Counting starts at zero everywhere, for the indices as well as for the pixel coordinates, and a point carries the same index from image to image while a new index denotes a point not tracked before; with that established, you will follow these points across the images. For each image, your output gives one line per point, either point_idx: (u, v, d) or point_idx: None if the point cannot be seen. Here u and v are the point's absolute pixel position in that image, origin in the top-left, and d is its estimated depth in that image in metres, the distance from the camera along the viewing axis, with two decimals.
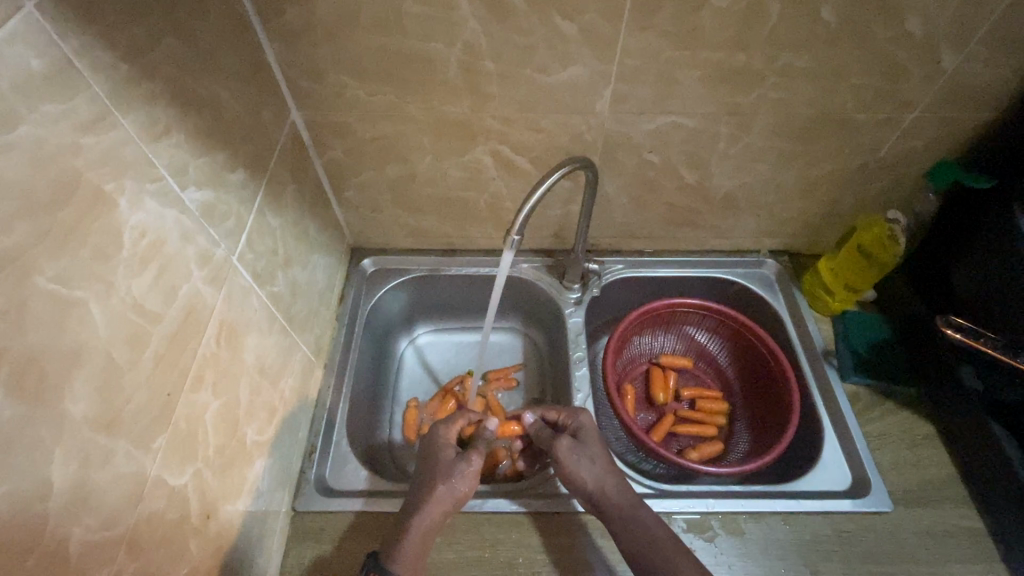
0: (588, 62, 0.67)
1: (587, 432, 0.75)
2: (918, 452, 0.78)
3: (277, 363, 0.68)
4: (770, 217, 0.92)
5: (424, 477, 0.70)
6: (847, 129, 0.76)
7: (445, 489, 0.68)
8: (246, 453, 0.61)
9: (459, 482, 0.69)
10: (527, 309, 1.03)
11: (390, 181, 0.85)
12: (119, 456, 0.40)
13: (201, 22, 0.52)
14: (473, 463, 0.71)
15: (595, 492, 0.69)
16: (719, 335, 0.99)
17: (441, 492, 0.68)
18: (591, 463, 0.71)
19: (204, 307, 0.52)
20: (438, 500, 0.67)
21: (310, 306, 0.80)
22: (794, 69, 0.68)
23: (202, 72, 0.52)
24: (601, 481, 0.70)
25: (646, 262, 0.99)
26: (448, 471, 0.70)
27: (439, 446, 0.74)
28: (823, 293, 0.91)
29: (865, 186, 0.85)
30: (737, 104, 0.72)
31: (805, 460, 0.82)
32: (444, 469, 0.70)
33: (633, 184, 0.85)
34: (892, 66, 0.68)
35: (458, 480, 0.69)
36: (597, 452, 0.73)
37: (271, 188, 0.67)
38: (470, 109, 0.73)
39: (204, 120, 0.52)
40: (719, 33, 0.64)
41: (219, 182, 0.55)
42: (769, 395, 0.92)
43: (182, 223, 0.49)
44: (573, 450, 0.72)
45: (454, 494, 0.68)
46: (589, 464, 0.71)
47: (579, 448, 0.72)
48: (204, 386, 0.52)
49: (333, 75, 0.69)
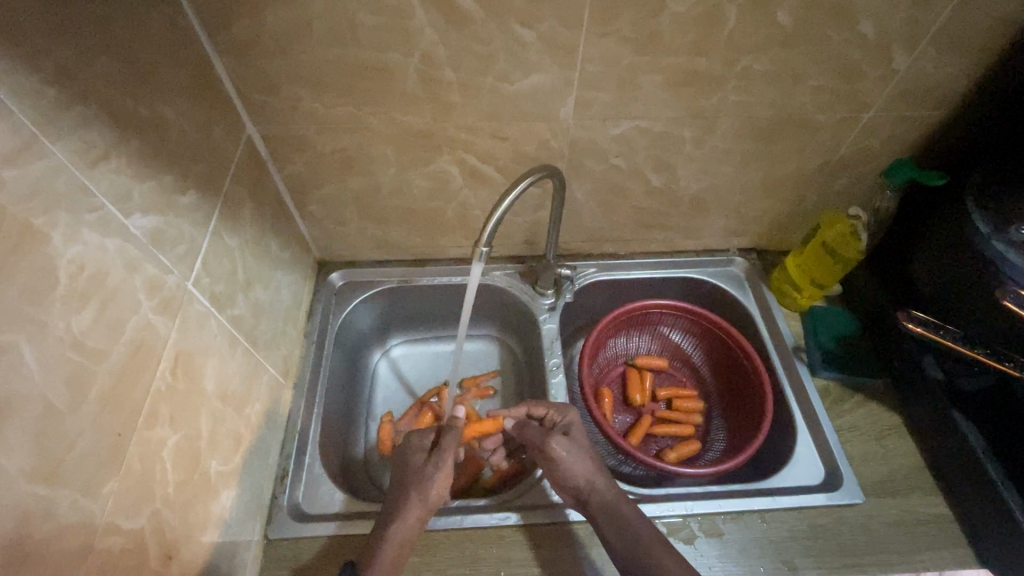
0: (550, 69, 0.66)
1: (575, 430, 0.75)
2: (886, 443, 0.80)
3: (241, 388, 0.66)
4: (737, 216, 0.93)
5: (401, 487, 0.69)
6: (808, 129, 0.77)
7: (418, 497, 0.67)
8: (211, 485, 0.58)
9: (433, 488, 0.68)
10: (502, 316, 1.02)
11: (355, 195, 0.83)
12: (62, 507, 0.38)
13: (139, 38, 0.49)
14: (443, 466, 0.70)
15: (581, 488, 0.70)
16: (693, 334, 1.00)
17: (414, 500, 0.67)
18: (576, 459, 0.71)
19: (156, 339, 0.49)
20: (410, 508, 0.66)
21: (276, 325, 0.77)
22: (754, 72, 0.69)
23: (144, 91, 0.50)
24: (587, 476, 0.70)
25: (618, 265, 0.99)
26: (422, 478, 0.69)
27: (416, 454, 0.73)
28: (791, 292, 0.93)
29: (827, 183, 0.87)
30: (700, 107, 0.73)
31: (779, 456, 0.84)
32: (416, 478, 0.69)
33: (601, 189, 0.85)
34: (848, 67, 0.69)
35: (432, 485, 0.68)
36: (582, 451, 0.73)
37: (227, 207, 0.65)
38: (433, 118, 0.71)
39: (148, 141, 0.50)
40: (678, 38, 0.64)
41: (168, 205, 0.52)
42: (743, 392, 0.93)
43: (127, 252, 0.46)
44: (560, 448, 0.72)
45: (427, 501, 0.67)
46: (575, 461, 0.71)
47: (567, 446, 0.72)
48: (160, 421, 0.49)
49: (288, 89, 0.67)
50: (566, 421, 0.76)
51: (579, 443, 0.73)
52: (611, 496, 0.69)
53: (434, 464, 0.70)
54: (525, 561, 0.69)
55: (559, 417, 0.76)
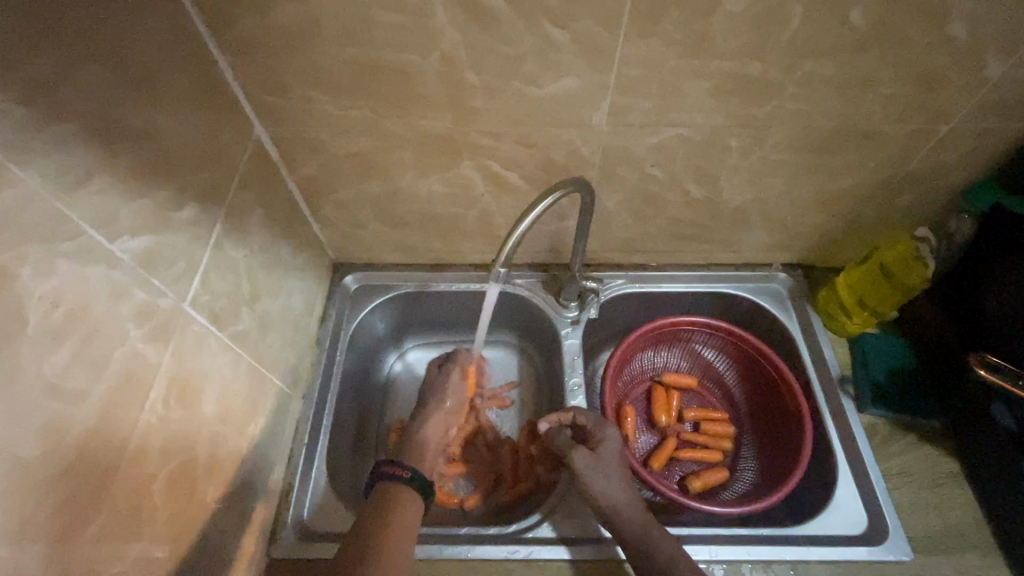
0: (583, 72, 0.59)
1: (607, 447, 0.70)
2: (940, 493, 0.72)
3: (243, 408, 0.63)
4: (783, 231, 0.84)
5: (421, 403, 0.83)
6: (873, 141, 0.68)
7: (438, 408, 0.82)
8: (208, 513, 0.55)
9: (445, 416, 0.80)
10: (522, 325, 0.97)
11: (370, 199, 0.78)
12: (33, 565, 0.35)
13: (132, 41, 0.45)
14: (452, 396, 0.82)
15: (606, 509, 0.66)
16: (727, 354, 0.93)
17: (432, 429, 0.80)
18: (605, 477, 0.67)
19: (145, 369, 0.46)
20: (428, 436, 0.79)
21: (285, 335, 0.74)
22: (817, 78, 0.60)
23: (137, 101, 0.45)
24: (611, 497, 0.66)
25: (648, 278, 0.92)
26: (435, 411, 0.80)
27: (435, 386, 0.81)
28: (840, 315, 0.84)
29: (890, 200, 0.78)
30: (752, 116, 0.65)
31: (817, 495, 0.77)
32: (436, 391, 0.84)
33: (635, 199, 0.78)
34: (930, 74, 0.60)
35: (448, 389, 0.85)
36: (613, 470, 0.68)
37: (232, 217, 0.61)
38: (453, 123, 0.65)
39: (142, 156, 0.46)
40: (732, 40, 0.56)
41: (164, 223, 0.49)
42: (780, 420, 0.86)
43: (112, 280, 0.43)
44: (589, 464, 0.68)
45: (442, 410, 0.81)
46: (603, 479, 0.67)
47: (597, 463, 0.68)
48: (150, 456, 0.47)
49: (298, 90, 0.62)
50: (602, 437, 0.71)
51: (610, 462, 0.69)
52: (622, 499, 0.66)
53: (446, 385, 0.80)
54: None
55: (596, 431, 0.72)
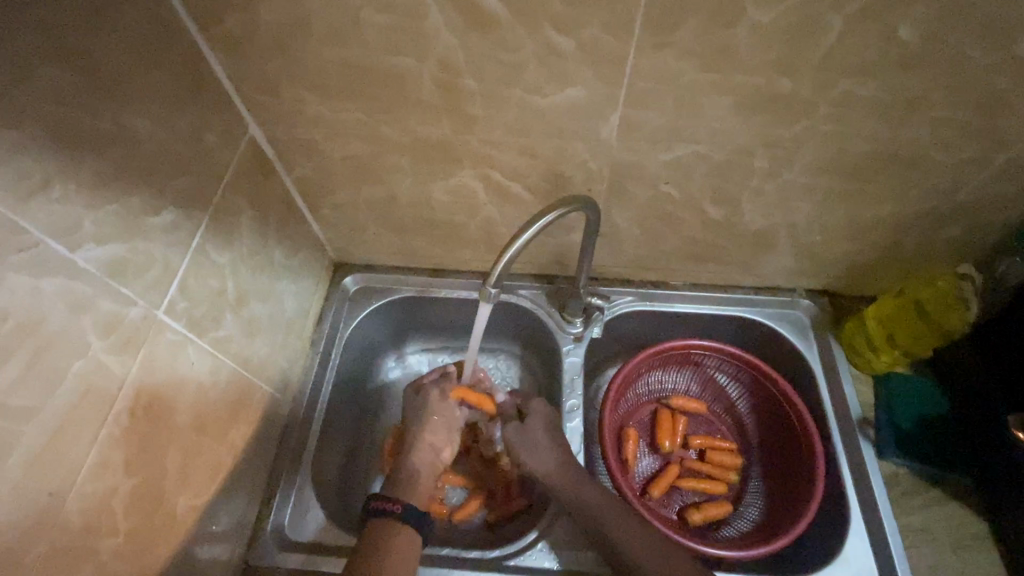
0: (590, 83, 0.55)
1: (534, 417, 0.75)
2: (964, 556, 0.67)
3: (224, 415, 0.62)
4: (809, 257, 0.78)
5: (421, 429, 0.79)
6: (916, 168, 0.61)
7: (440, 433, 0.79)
8: (178, 524, 0.55)
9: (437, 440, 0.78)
10: (525, 336, 0.93)
11: (369, 202, 0.75)
12: None
13: (104, 40, 0.43)
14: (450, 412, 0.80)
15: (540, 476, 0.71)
16: (740, 381, 0.87)
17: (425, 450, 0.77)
18: (531, 444, 0.72)
19: (108, 382, 0.44)
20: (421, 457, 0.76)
21: (275, 339, 0.73)
22: (855, 98, 0.54)
23: (106, 102, 0.43)
24: (542, 463, 0.71)
25: (660, 296, 0.87)
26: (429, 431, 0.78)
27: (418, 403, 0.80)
28: (868, 352, 0.78)
29: (932, 231, 0.70)
30: (777, 136, 0.59)
31: (826, 545, 0.71)
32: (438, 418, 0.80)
33: (646, 217, 0.73)
34: (987, 98, 0.53)
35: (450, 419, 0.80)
36: (539, 438, 0.73)
37: (218, 220, 0.59)
38: (452, 130, 0.62)
39: (112, 161, 0.44)
40: (757, 54, 0.50)
41: (135, 230, 0.47)
42: (793, 458, 0.81)
43: (72, 292, 0.41)
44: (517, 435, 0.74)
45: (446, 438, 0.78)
46: (532, 449, 0.72)
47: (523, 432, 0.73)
48: (113, 470, 0.46)
49: (290, 90, 0.59)
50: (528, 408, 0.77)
51: (534, 430, 0.73)
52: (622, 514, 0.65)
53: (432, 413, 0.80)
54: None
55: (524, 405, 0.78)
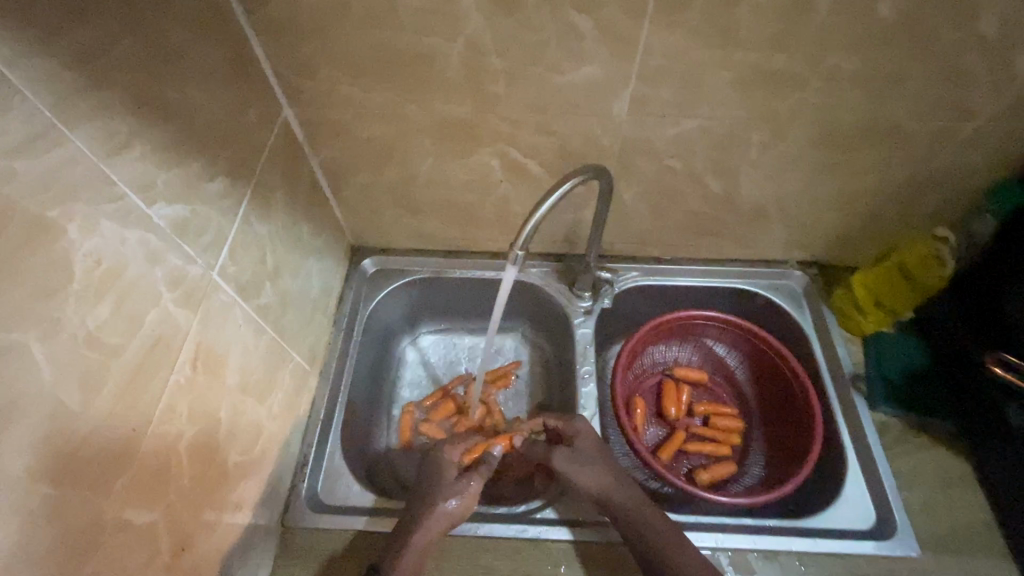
0: (605, 60, 0.60)
1: (582, 440, 0.72)
2: (951, 493, 0.72)
3: (264, 379, 0.65)
4: (801, 229, 0.84)
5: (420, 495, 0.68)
6: (897, 139, 0.68)
7: (442, 509, 0.65)
8: (229, 477, 0.58)
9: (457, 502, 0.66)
10: (535, 313, 0.98)
11: (390, 183, 0.80)
12: (71, 506, 0.38)
13: (170, 18, 0.47)
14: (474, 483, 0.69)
15: (600, 494, 0.67)
16: (738, 349, 0.93)
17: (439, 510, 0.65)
18: (589, 467, 0.69)
19: (175, 332, 0.48)
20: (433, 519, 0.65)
21: (303, 313, 0.76)
22: (842, 72, 0.60)
23: (172, 74, 0.47)
24: (603, 484, 0.67)
25: (662, 271, 0.92)
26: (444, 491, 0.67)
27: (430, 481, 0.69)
28: (857, 315, 0.84)
29: (911, 199, 0.77)
30: (773, 109, 0.65)
31: (826, 491, 0.77)
32: (445, 488, 0.68)
33: (651, 192, 0.78)
34: (957, 72, 0.60)
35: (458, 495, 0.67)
36: (593, 460, 0.70)
37: (258, 194, 0.63)
38: (475, 109, 0.67)
39: (176, 128, 0.48)
40: (756, 31, 0.57)
41: (194, 194, 0.51)
42: (790, 417, 0.86)
43: (148, 243, 0.45)
44: (571, 460, 0.70)
45: (451, 514, 0.66)
46: (588, 469, 0.69)
47: (578, 458, 0.70)
48: (177, 416, 0.49)
49: (325, 72, 0.63)
50: (572, 431, 0.73)
51: (588, 454, 0.70)
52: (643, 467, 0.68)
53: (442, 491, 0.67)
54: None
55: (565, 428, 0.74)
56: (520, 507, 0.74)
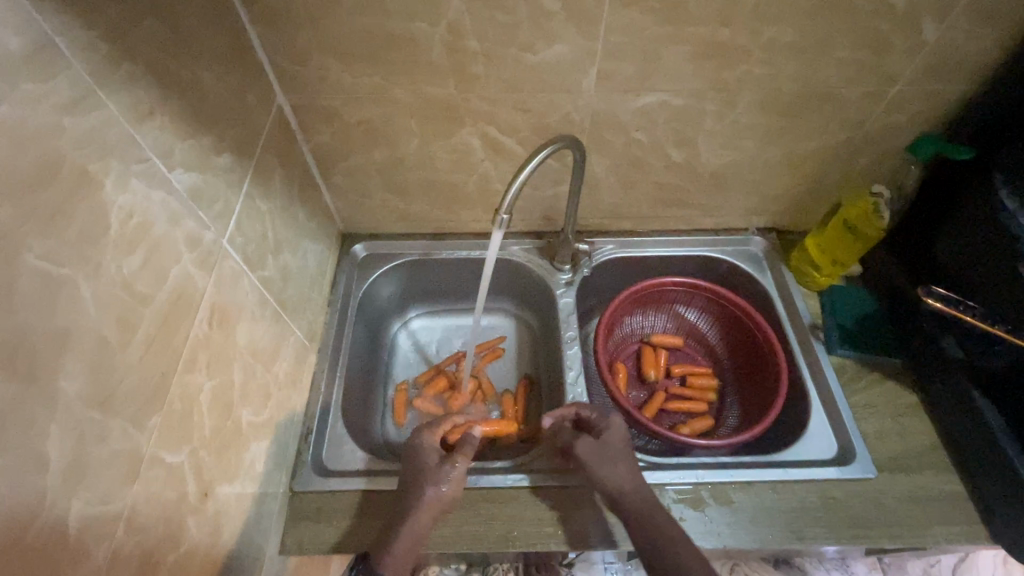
0: (573, 39, 0.67)
1: (611, 434, 0.72)
2: (901, 421, 0.80)
3: (270, 347, 0.69)
4: (757, 195, 0.92)
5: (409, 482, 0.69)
6: (833, 105, 0.77)
7: (432, 496, 0.67)
8: (243, 435, 0.61)
9: (445, 486, 0.68)
10: (519, 290, 1.04)
11: (379, 166, 0.85)
12: (114, 434, 0.41)
13: (182, 3, 0.52)
14: (460, 465, 0.69)
15: (613, 492, 0.67)
16: (708, 313, 1.00)
17: (430, 497, 0.67)
18: (613, 463, 0.69)
19: (194, 289, 0.52)
20: (427, 506, 0.66)
21: (301, 291, 0.80)
22: (779, 44, 0.69)
23: (184, 54, 0.52)
24: (621, 480, 0.68)
25: (636, 242, 1.00)
26: (430, 478, 0.68)
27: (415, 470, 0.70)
28: (812, 272, 0.92)
29: (850, 162, 0.86)
30: (723, 80, 0.73)
31: (793, 428, 0.84)
32: (432, 473, 0.69)
33: (621, 164, 0.85)
34: (876, 41, 0.69)
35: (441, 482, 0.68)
36: (617, 456, 0.70)
37: (258, 172, 0.67)
38: (457, 89, 0.73)
39: (190, 103, 0.52)
40: (703, 8, 0.64)
41: (206, 165, 0.55)
42: (758, 370, 0.94)
43: (170, 205, 0.49)
44: (596, 453, 0.70)
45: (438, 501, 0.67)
46: (609, 464, 0.69)
47: (603, 451, 0.70)
48: (197, 368, 0.52)
49: (317, 58, 0.69)
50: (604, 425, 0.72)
51: (615, 450, 0.70)
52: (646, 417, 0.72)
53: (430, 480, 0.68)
54: (566, 524, 0.71)
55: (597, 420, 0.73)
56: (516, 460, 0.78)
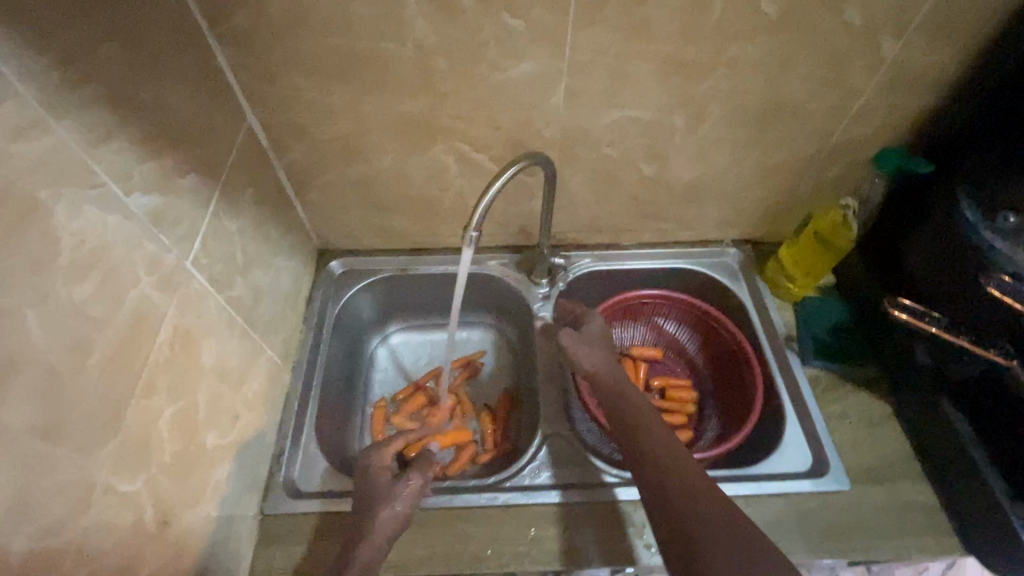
0: (539, 58, 0.68)
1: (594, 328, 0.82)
2: (874, 432, 0.81)
3: (239, 368, 0.68)
4: (731, 207, 0.93)
5: (362, 507, 0.68)
6: (799, 119, 0.78)
7: (388, 514, 0.66)
8: (208, 458, 0.60)
9: (399, 505, 0.67)
10: (498, 304, 1.04)
11: (353, 182, 0.85)
12: (62, 464, 0.40)
13: (145, 27, 0.52)
14: (413, 482, 0.69)
15: (588, 371, 0.76)
16: (687, 325, 1.00)
17: (384, 519, 0.66)
18: (592, 350, 0.78)
19: (155, 313, 0.51)
20: (381, 528, 0.65)
21: (274, 309, 0.79)
22: (742, 61, 0.70)
23: (146, 76, 0.52)
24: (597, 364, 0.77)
25: (612, 256, 1.00)
26: (383, 499, 0.67)
27: (365, 494, 0.68)
28: (786, 283, 0.93)
29: (820, 174, 0.87)
30: (690, 96, 0.74)
31: (768, 441, 0.85)
32: (384, 492, 0.68)
33: (594, 179, 0.86)
34: (837, 57, 0.70)
35: (397, 500, 0.67)
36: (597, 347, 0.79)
37: (226, 192, 0.67)
38: (427, 107, 0.73)
39: (152, 125, 0.52)
40: (666, 27, 0.66)
41: (169, 186, 0.55)
42: (736, 382, 0.94)
43: (128, 229, 0.49)
44: (577, 341, 0.79)
45: (397, 520, 0.66)
46: (589, 353, 0.78)
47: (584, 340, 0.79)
48: (157, 392, 0.52)
49: (286, 77, 0.69)
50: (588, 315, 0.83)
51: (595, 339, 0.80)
52: (633, 417, 0.69)
53: (385, 496, 0.67)
54: (548, 540, 0.71)
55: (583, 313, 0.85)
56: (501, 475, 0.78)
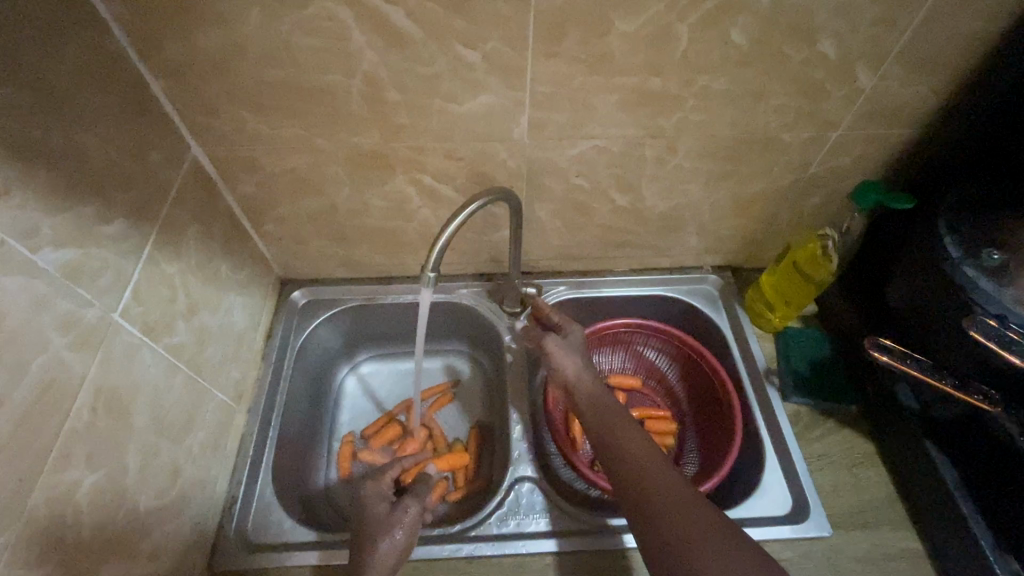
0: (497, 89, 0.64)
1: (574, 336, 0.79)
2: (857, 472, 0.77)
3: (180, 420, 0.64)
4: (709, 235, 0.90)
5: (357, 539, 0.64)
6: (775, 149, 0.75)
7: (387, 544, 0.63)
8: (140, 524, 0.56)
9: (400, 533, 0.64)
10: (470, 333, 1.00)
11: (311, 214, 0.81)
12: None
13: (57, 69, 0.48)
14: (411, 508, 0.67)
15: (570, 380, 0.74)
16: (666, 353, 0.96)
17: (384, 548, 0.62)
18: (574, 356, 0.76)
19: (68, 377, 0.48)
20: (381, 560, 0.61)
21: (225, 350, 0.75)
22: (713, 92, 0.66)
23: (58, 120, 0.48)
24: (579, 370, 0.75)
25: (588, 284, 0.96)
26: (382, 529, 0.64)
27: (364, 525, 0.65)
28: (766, 313, 0.90)
29: (800, 201, 0.84)
30: (659, 127, 0.70)
31: (747, 482, 0.81)
32: (382, 522, 0.65)
33: (564, 209, 0.82)
34: (811, 88, 0.67)
35: (396, 528, 0.64)
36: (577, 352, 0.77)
37: (166, 232, 0.63)
38: (382, 139, 0.69)
39: (65, 174, 0.48)
40: (630, 58, 0.62)
41: (87, 237, 0.51)
42: (716, 415, 0.90)
43: (32, 290, 0.45)
44: (561, 346, 0.76)
45: (397, 549, 0.63)
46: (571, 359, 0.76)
47: (568, 345, 0.76)
48: (74, 463, 0.48)
49: (229, 111, 0.65)
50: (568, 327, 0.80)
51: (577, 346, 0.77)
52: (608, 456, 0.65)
53: (387, 523, 0.65)
54: None
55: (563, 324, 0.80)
56: (472, 520, 0.74)
